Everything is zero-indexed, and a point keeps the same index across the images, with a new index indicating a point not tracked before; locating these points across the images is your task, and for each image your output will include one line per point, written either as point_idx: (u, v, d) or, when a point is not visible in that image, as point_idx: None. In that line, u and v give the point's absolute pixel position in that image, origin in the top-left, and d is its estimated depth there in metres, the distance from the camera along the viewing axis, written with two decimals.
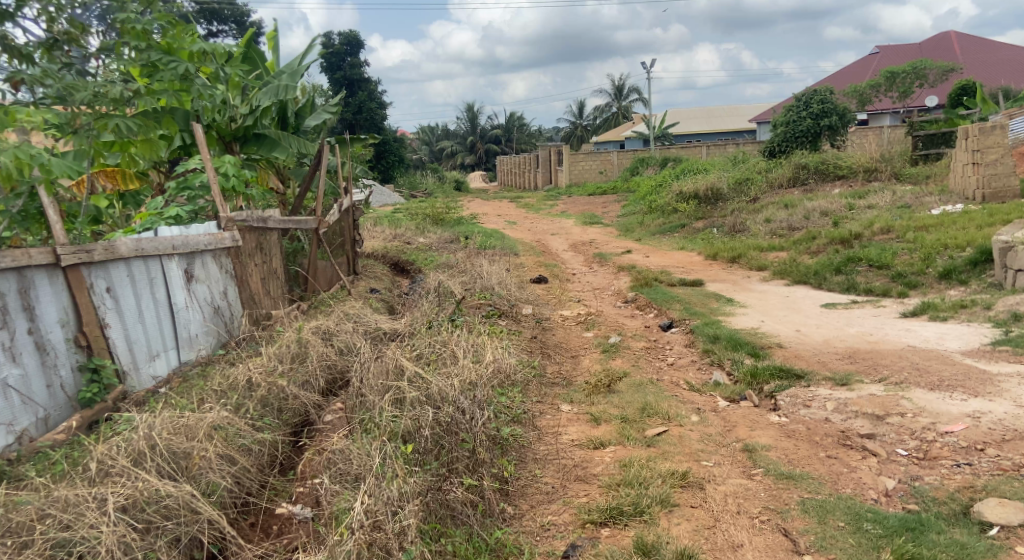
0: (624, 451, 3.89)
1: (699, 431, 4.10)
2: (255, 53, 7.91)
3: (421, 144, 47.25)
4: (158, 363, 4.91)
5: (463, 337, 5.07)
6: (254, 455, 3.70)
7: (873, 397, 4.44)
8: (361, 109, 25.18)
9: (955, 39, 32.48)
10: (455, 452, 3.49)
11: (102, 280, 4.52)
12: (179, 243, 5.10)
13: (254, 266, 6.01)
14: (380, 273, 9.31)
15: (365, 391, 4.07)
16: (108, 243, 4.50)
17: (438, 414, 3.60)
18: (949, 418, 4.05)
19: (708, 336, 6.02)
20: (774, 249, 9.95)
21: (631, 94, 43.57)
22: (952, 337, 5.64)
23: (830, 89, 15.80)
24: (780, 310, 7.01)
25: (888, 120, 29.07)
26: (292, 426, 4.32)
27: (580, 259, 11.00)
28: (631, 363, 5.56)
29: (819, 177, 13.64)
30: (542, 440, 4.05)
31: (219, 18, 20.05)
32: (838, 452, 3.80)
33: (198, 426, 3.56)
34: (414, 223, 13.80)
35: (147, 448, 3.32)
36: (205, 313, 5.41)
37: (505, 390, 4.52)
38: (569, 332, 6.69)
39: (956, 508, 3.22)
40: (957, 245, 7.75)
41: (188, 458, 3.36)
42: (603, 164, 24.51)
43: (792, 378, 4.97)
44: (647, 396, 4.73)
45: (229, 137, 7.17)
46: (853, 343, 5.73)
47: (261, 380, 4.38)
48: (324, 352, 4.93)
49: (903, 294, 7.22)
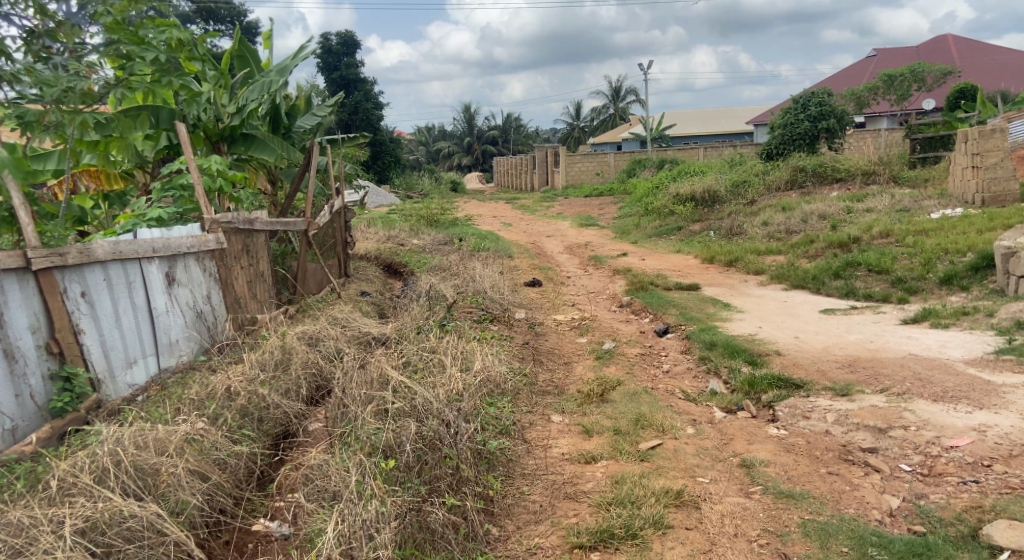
0: (616, 466, 3.73)
1: (695, 445, 3.95)
2: (246, 51, 7.73)
3: (418, 145, 47.05)
4: (136, 370, 4.74)
5: (452, 344, 4.91)
6: (230, 469, 3.53)
7: (875, 408, 4.29)
8: (357, 109, 25.03)
9: (953, 43, 32.47)
10: (438, 470, 3.33)
11: (76, 285, 4.35)
12: (160, 245, 4.93)
13: (240, 269, 5.85)
14: (372, 275, 9.15)
15: (348, 401, 3.90)
16: (83, 246, 4.33)
17: (421, 428, 3.44)
18: (954, 431, 3.90)
19: (704, 342, 5.87)
20: (771, 253, 9.80)
21: (628, 96, 43.47)
22: (954, 345, 5.50)
23: (828, 91, 15.67)
24: (778, 316, 6.86)
25: (886, 123, 28.99)
26: (271, 437, 4.16)
27: (576, 261, 10.86)
28: (625, 371, 5.41)
29: (817, 180, 13.52)
30: (531, 453, 3.89)
31: (215, 18, 19.89)
32: (839, 468, 3.65)
33: (170, 440, 3.40)
34: (407, 224, 13.63)
35: (111, 464, 3.16)
36: (188, 317, 5.23)
37: (494, 400, 4.37)
38: (562, 337, 6.53)
39: (964, 529, 3.06)
40: (957, 250, 7.62)
41: (156, 475, 3.21)
42: (600, 165, 24.31)
43: (791, 388, 4.82)
44: (641, 406, 4.56)
45: (216, 137, 6.94)
46: (853, 351, 5.58)
47: (241, 389, 4.22)
48: (308, 360, 4.77)
49: (903, 300, 7.07)
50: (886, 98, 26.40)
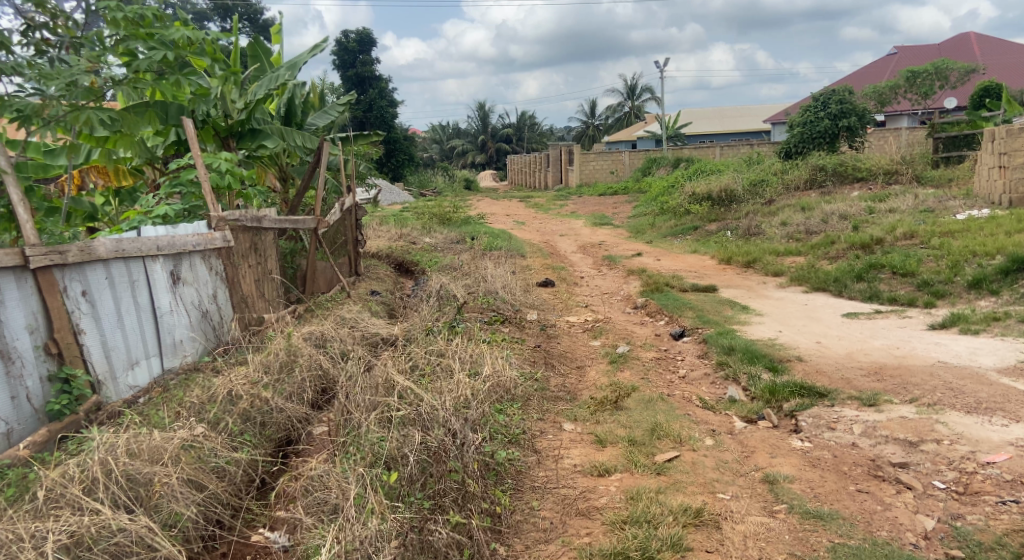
0: (631, 479, 3.55)
1: (714, 458, 3.76)
2: (260, 48, 7.58)
3: (432, 143, 46.90)
4: (138, 371, 4.61)
5: (461, 346, 4.77)
6: (228, 477, 3.39)
7: (904, 420, 4.09)
8: (372, 107, 24.98)
9: (976, 40, 31.93)
10: (442, 484, 3.17)
11: (77, 284, 4.22)
12: (165, 243, 4.80)
13: (247, 268, 5.72)
14: (383, 275, 9.01)
15: (351, 408, 3.75)
16: (84, 244, 4.20)
17: (426, 438, 3.30)
18: (990, 446, 3.68)
19: (722, 347, 5.68)
20: (791, 254, 9.57)
21: (644, 94, 43.15)
22: (986, 353, 5.26)
23: (849, 89, 15.34)
24: (798, 320, 6.63)
25: (906, 122, 28.47)
26: (274, 443, 4.02)
27: (590, 261, 10.67)
28: (640, 376, 5.22)
29: (837, 180, 13.22)
30: (542, 465, 3.72)
31: (231, 14, 19.84)
32: (869, 486, 3.45)
33: (166, 446, 3.27)
34: (420, 222, 13.48)
35: (101, 475, 3.02)
36: (193, 317, 5.10)
37: (503, 407, 4.21)
38: (575, 340, 6.35)
39: (1005, 555, 2.86)
40: (986, 253, 7.35)
41: (149, 485, 3.07)
42: (615, 164, 24.07)
43: (815, 396, 4.61)
44: (657, 415, 4.37)
45: (225, 133, 6.80)
46: (879, 358, 5.36)
47: (244, 392, 4.08)
48: (314, 361, 4.62)
49: (930, 304, 6.82)
50: (907, 96, 25.99)
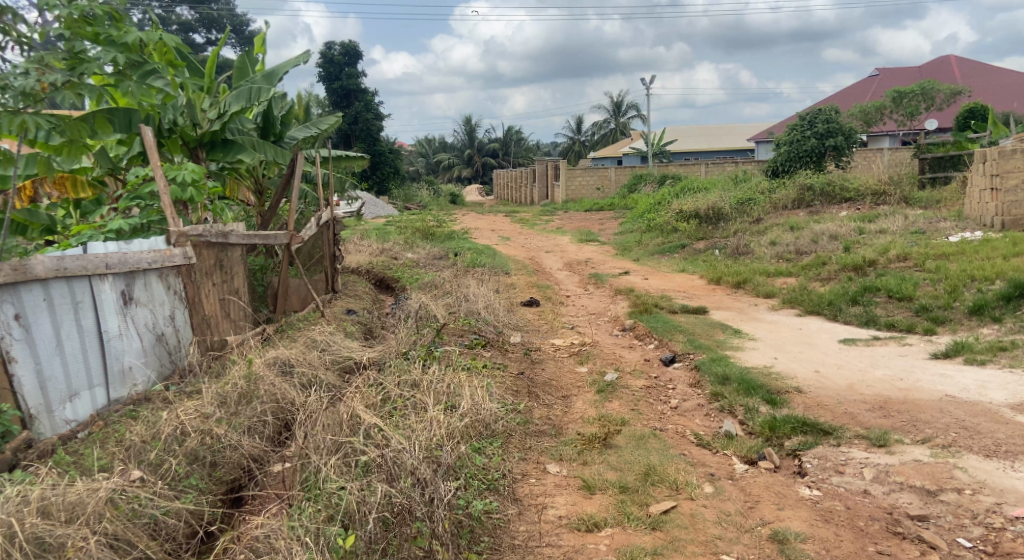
0: (622, 536, 3.17)
1: (715, 509, 3.39)
2: (245, 58, 7.13)
3: (419, 156, 46.60)
4: (78, 403, 4.15)
5: (436, 374, 4.37)
6: (165, 532, 2.99)
7: (919, 464, 3.74)
8: (358, 119, 24.60)
9: (956, 63, 32.19)
10: (405, 551, 2.80)
11: (10, 307, 3.79)
12: (115, 261, 4.37)
13: (211, 286, 5.29)
14: (361, 292, 8.57)
15: (311, 450, 3.35)
16: (18, 262, 3.79)
17: (391, 493, 2.95)
18: (1017, 498, 3.35)
19: (717, 375, 5.30)
20: (782, 274, 9.28)
21: (629, 111, 43.15)
22: (995, 386, 4.94)
23: (836, 107, 15.14)
24: (793, 346, 6.28)
25: (889, 142, 28.58)
26: (225, 485, 3.60)
27: (576, 280, 10.30)
28: (630, 408, 4.85)
29: (826, 199, 12.98)
30: (522, 517, 3.33)
31: (217, 24, 19.61)
32: (890, 546, 3.10)
33: (88, 502, 2.85)
34: (401, 237, 13.00)
35: (3, 539, 2.63)
36: (147, 342, 4.66)
37: (481, 446, 3.82)
38: (560, 365, 5.94)
39: None
40: (985, 277, 7.07)
41: (61, 551, 2.68)
42: (600, 179, 23.82)
43: (818, 434, 4.23)
44: (651, 456, 3.99)
45: (194, 143, 6.35)
46: (882, 390, 5.01)
47: (194, 428, 3.67)
48: (275, 389, 4.18)
49: (930, 331, 6.51)
50: (893, 116, 26.07)
